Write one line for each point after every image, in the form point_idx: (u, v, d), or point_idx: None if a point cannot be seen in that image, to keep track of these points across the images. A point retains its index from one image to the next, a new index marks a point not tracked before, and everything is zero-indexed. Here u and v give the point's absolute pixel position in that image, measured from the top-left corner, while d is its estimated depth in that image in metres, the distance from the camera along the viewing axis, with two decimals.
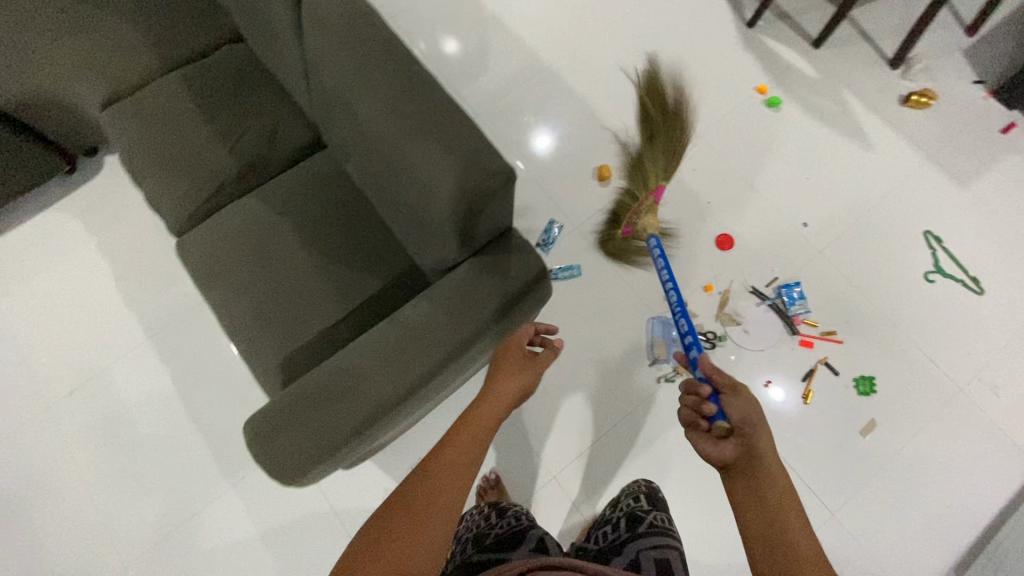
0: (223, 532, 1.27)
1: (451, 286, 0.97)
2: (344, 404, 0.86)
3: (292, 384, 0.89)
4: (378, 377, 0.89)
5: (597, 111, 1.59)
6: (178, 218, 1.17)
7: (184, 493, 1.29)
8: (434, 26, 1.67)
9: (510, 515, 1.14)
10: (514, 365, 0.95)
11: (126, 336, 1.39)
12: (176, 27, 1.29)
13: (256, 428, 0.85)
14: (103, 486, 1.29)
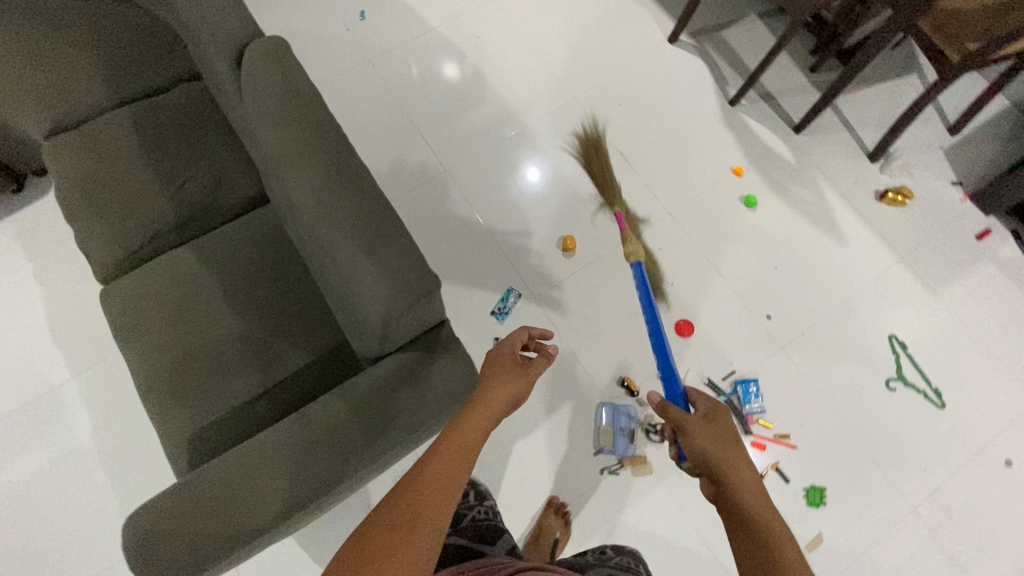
0: None
1: (369, 385, 0.92)
2: (231, 511, 0.84)
3: (194, 477, 0.88)
4: (278, 484, 0.86)
5: (573, 180, 1.62)
6: (107, 263, 1.17)
7: (91, 547, 1.29)
8: (418, 76, 1.72)
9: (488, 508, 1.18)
10: (506, 367, 0.96)
11: (52, 368, 1.41)
12: (134, 64, 1.32)
13: (148, 521, 0.84)
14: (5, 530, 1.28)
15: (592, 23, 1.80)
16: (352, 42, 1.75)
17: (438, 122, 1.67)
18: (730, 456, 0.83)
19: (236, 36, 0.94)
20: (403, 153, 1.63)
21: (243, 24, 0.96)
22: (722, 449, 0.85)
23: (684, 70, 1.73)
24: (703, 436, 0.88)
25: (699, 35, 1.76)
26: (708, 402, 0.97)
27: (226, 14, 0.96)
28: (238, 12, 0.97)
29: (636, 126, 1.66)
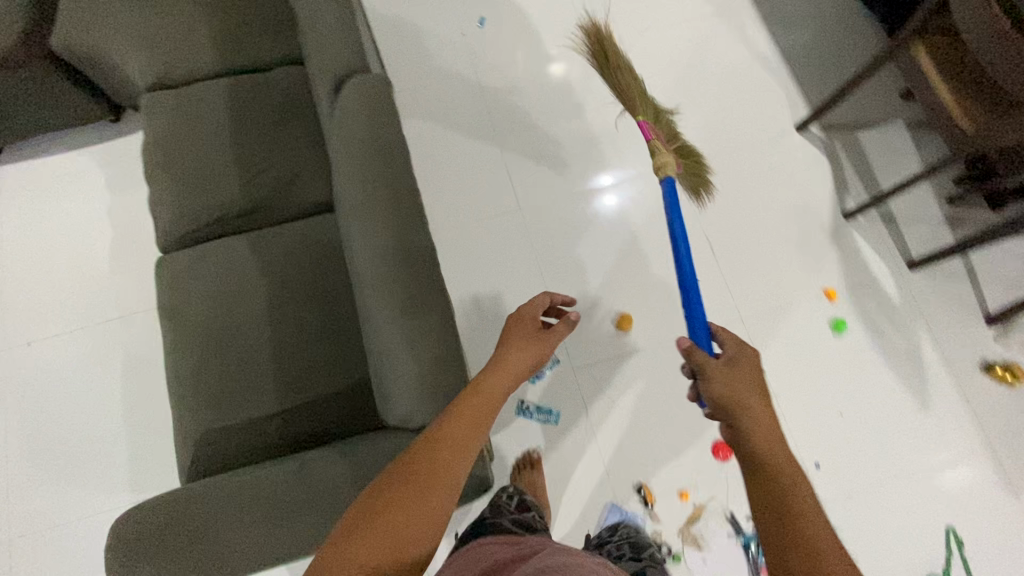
0: (98, 541, 1.26)
1: (375, 456, 0.89)
2: (213, 548, 0.83)
3: (181, 499, 0.88)
4: (258, 532, 0.84)
5: (649, 255, 1.52)
6: (169, 234, 1.17)
7: (82, 489, 1.30)
8: (521, 100, 1.64)
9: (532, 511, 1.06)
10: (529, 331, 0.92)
11: (101, 303, 1.44)
12: (245, 35, 1.30)
13: (131, 537, 0.84)
14: (17, 446, 1.33)
15: (717, 86, 1.65)
16: (463, 48, 1.69)
17: (526, 155, 1.60)
18: (752, 403, 0.76)
19: (338, 64, 0.88)
20: (483, 179, 1.57)
21: (349, 48, 0.89)
22: (745, 395, 0.77)
23: (804, 165, 1.56)
24: (727, 383, 0.80)
25: (832, 129, 1.58)
26: (736, 344, 0.87)
27: (335, 35, 0.90)
28: (347, 34, 0.90)
29: (733, 212, 1.52)
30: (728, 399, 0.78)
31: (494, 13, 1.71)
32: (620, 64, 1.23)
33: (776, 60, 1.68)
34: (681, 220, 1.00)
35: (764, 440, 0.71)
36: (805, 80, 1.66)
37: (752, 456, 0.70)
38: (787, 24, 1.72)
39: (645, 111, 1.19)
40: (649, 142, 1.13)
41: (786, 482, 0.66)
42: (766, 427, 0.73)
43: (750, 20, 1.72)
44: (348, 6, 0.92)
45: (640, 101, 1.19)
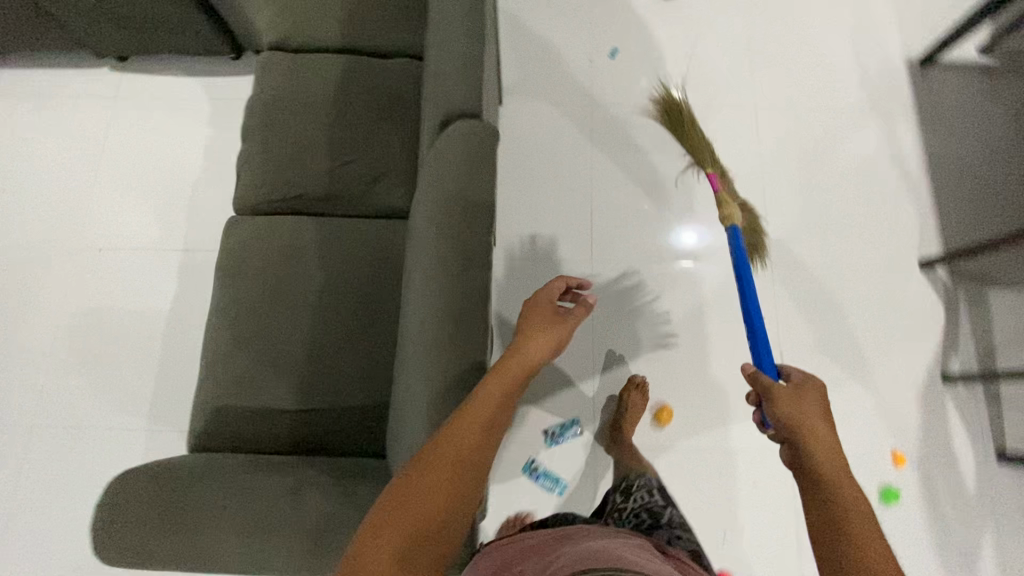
0: (108, 455, 1.32)
1: (360, 503, 0.84)
2: (185, 538, 0.82)
3: (167, 483, 0.87)
4: (226, 537, 0.82)
5: (712, 350, 1.40)
6: (247, 196, 1.17)
7: (107, 403, 1.35)
8: (630, 145, 1.53)
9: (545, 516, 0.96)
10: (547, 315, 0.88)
11: (172, 231, 1.48)
12: (374, 17, 1.26)
13: (117, 504, 0.85)
14: (64, 343, 1.40)
15: (843, 192, 1.48)
16: (586, 74, 1.59)
17: (616, 206, 1.49)
18: (816, 426, 0.76)
19: (451, 102, 0.82)
20: (562, 218, 1.48)
21: (468, 86, 0.82)
22: (808, 417, 0.77)
23: (916, 307, 1.39)
24: (792, 407, 0.80)
25: (959, 278, 1.40)
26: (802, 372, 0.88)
27: (457, 67, 0.84)
28: (468, 70, 0.83)
29: (817, 336, 1.38)
30: (795, 423, 0.77)
31: (628, 47, 1.60)
32: (689, 123, 1.29)
33: (920, 181, 1.49)
34: (745, 257, 1.04)
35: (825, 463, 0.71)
36: (947, 213, 1.47)
37: (815, 478, 0.70)
38: (946, 145, 1.52)
39: (714, 168, 1.21)
40: (716, 192, 1.13)
41: (845, 503, 0.67)
42: (829, 451, 0.73)
43: (905, 129, 1.53)
44: (478, 40, 0.84)
45: (709, 158, 1.22)
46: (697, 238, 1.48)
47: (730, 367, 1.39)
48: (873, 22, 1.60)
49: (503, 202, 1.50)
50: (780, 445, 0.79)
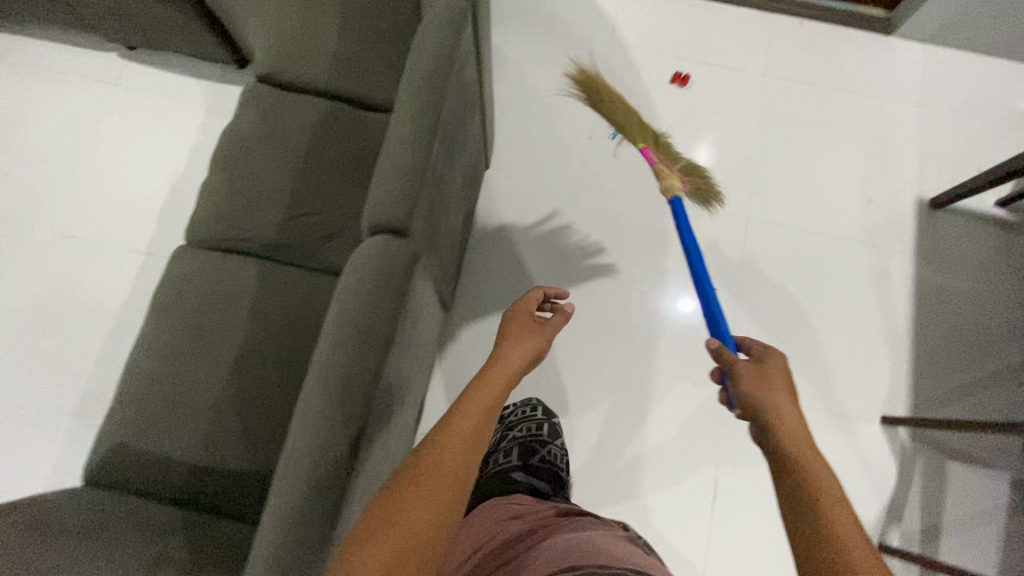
0: (29, 444, 1.33)
1: None
2: None
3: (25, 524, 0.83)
4: None
5: (648, 461, 1.36)
6: (199, 227, 1.15)
7: (40, 391, 1.36)
8: (612, 232, 1.50)
9: (552, 450, 1.25)
10: (525, 323, 0.93)
11: (140, 230, 1.48)
12: (366, 63, 1.23)
13: None
14: (14, 323, 1.41)
15: (820, 325, 1.42)
16: (585, 153, 1.56)
17: (585, 294, 1.46)
18: (776, 401, 0.78)
19: (381, 210, 0.78)
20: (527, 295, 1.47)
21: (401, 196, 0.78)
22: (771, 393, 0.79)
23: (868, 462, 1.32)
24: (759, 388, 0.81)
25: (921, 445, 1.33)
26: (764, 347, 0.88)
27: (396, 172, 0.79)
28: (403, 185, 0.78)
29: (755, 471, 1.34)
30: (757, 402, 0.80)
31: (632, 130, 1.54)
32: (615, 100, 1.23)
33: (904, 331, 1.42)
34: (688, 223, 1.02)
35: (791, 444, 0.74)
36: (923, 370, 1.39)
37: (780, 458, 0.73)
38: (940, 298, 1.44)
39: (646, 137, 1.19)
40: (654, 166, 1.14)
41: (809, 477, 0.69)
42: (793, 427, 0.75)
43: (900, 271, 1.46)
44: (423, 155, 0.80)
45: (640, 127, 1.19)
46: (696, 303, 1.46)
47: (663, 485, 1.34)
48: (891, 153, 1.53)
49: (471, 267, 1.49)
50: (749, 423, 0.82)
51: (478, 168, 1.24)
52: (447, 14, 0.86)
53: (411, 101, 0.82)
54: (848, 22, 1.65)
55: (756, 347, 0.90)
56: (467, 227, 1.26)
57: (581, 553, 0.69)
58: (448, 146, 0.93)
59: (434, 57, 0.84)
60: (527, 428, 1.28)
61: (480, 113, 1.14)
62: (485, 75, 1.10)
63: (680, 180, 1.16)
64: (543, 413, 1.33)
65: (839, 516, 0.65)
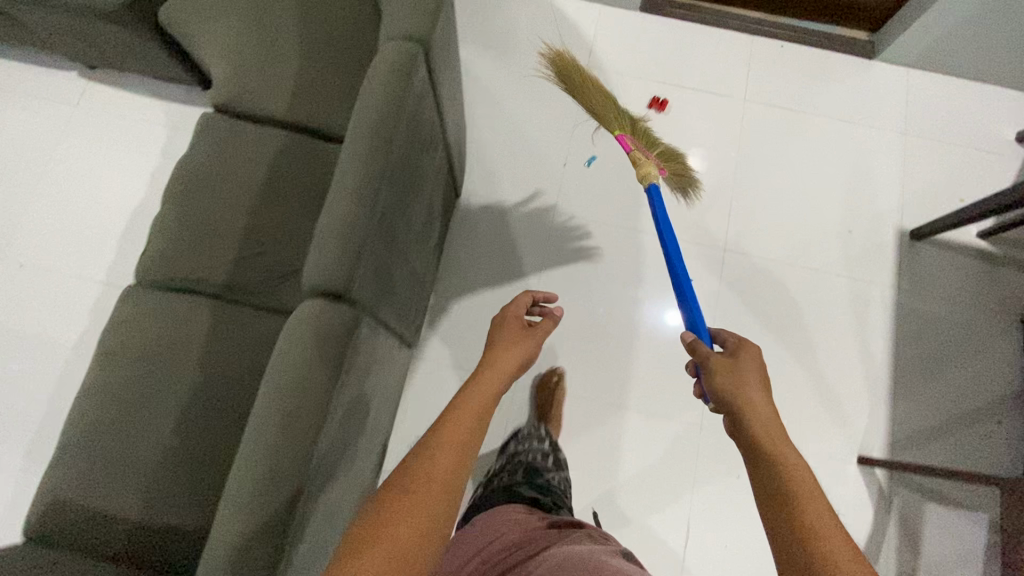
0: None
1: None
2: None
3: None
4: None
5: (618, 503, 1.33)
6: (149, 266, 1.10)
7: None
8: (586, 262, 1.46)
9: (559, 477, 1.18)
10: (516, 329, 0.98)
11: (99, 259, 1.43)
12: (326, 94, 1.18)
13: None
14: None
15: (797, 361, 1.38)
16: (558, 179, 1.51)
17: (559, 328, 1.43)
18: (748, 391, 0.81)
19: (318, 273, 0.74)
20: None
21: (339, 260, 0.74)
22: (743, 383, 0.82)
23: (844, 504, 1.29)
24: (730, 377, 0.83)
25: (898, 484, 1.30)
26: (738, 339, 0.92)
27: (335, 232, 0.75)
28: (342, 247, 0.74)
29: (729, 515, 1.31)
30: (731, 396, 0.81)
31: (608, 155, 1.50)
32: (589, 83, 1.16)
33: (883, 367, 1.38)
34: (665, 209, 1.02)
35: (766, 436, 0.75)
36: (901, 408, 1.36)
37: (753, 450, 0.75)
38: (919, 332, 1.41)
39: (623, 122, 1.14)
40: (629, 153, 1.10)
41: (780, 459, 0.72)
42: (763, 416, 0.78)
43: (880, 305, 1.42)
44: (365, 213, 0.76)
45: (615, 112, 1.13)
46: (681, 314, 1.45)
47: (634, 527, 1.31)
48: (872, 181, 1.50)
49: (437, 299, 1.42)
50: (721, 413, 0.84)
51: (441, 202, 1.20)
52: (394, 61, 0.81)
53: (354, 154, 0.78)
54: (830, 45, 1.61)
55: (733, 340, 0.93)
56: (431, 262, 1.22)
57: (575, 565, 0.67)
58: (399, 193, 0.88)
59: (380, 107, 0.80)
60: (533, 454, 1.22)
61: (441, 148, 1.09)
62: (446, 112, 1.05)
63: (657, 167, 1.11)
64: (549, 446, 1.25)
65: (816, 508, 0.66)
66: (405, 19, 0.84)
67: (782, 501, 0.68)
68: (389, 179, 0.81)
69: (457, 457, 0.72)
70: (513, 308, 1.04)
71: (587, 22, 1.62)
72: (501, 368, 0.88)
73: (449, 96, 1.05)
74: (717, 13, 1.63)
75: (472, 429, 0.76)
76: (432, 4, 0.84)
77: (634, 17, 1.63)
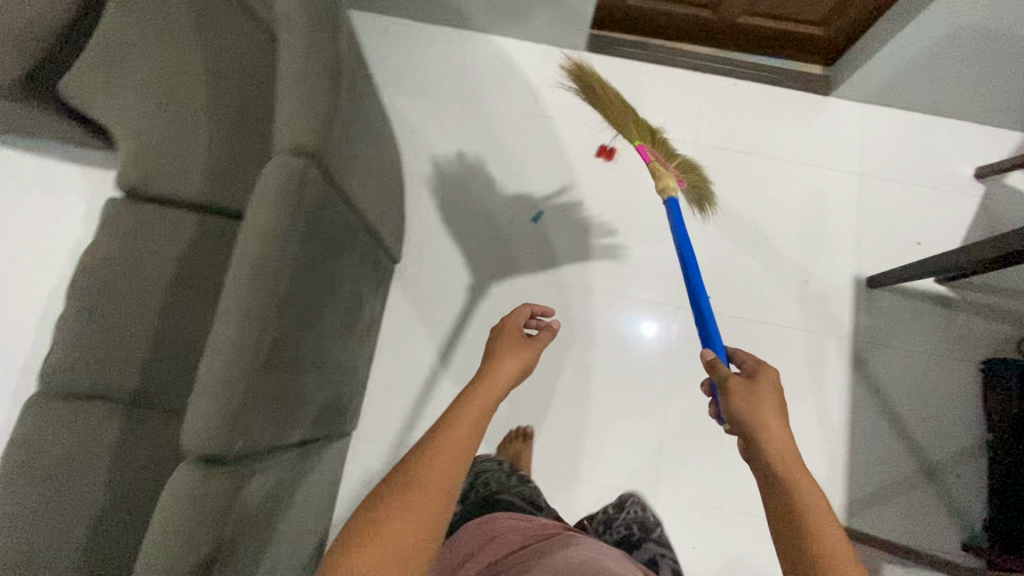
0: None
1: None
2: None
3: None
4: None
5: None
6: (51, 374, 1.03)
7: None
8: None
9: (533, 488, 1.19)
10: (516, 341, 0.97)
11: (17, 344, 1.35)
12: (242, 175, 1.12)
13: None
14: None
15: None
16: (504, 237, 1.45)
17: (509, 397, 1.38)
18: (764, 414, 0.79)
19: (194, 442, 0.66)
20: (441, 402, 1.35)
21: (217, 424, 0.66)
22: (759, 408, 0.80)
23: None
24: (748, 401, 0.81)
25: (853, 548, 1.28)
26: (756, 361, 0.90)
27: (212, 392, 0.67)
28: (223, 405, 0.67)
29: None
30: (747, 420, 0.80)
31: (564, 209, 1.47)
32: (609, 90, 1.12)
33: (838, 425, 1.35)
34: (685, 232, 0.99)
35: (778, 459, 0.75)
36: (856, 467, 1.34)
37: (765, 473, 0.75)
38: (874, 386, 1.38)
39: (643, 133, 1.10)
40: (649, 164, 1.07)
41: (793, 484, 0.72)
42: (780, 443, 0.77)
43: (836, 359, 1.39)
44: (249, 359, 0.69)
45: (634, 120, 1.10)
46: (658, 329, 1.43)
47: None
48: (826, 228, 1.46)
49: (375, 373, 1.35)
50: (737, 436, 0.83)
51: (371, 290, 1.16)
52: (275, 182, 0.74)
53: (233, 291, 0.70)
54: (783, 82, 1.55)
55: (750, 362, 0.91)
56: (361, 347, 1.15)
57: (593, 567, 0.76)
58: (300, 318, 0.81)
59: (263, 235, 0.72)
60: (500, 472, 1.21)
61: (357, 240, 1.00)
62: (359, 204, 0.97)
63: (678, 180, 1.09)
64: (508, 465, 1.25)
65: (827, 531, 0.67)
66: (289, 130, 0.77)
67: (792, 517, 0.69)
68: (280, 311, 0.74)
69: (449, 469, 0.70)
70: (514, 320, 1.04)
71: (531, 66, 1.55)
72: (501, 381, 0.85)
73: (360, 186, 0.97)
74: (667, 51, 1.57)
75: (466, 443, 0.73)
76: (319, 115, 0.77)
77: (583, 58, 1.56)
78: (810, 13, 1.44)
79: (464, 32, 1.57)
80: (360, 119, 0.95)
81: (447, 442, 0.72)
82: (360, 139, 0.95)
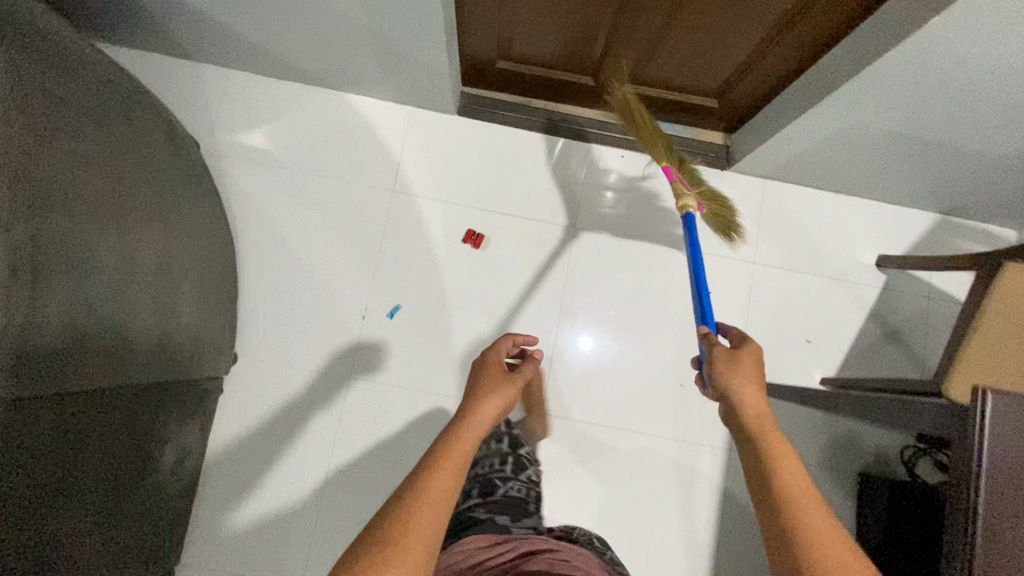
0: None
1: None
2: None
3: None
4: None
5: None
6: None
7: None
8: (386, 433, 1.28)
9: (521, 484, 1.10)
10: (498, 371, 0.99)
11: None
12: None
13: None
14: None
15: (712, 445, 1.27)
16: (357, 333, 1.32)
17: (350, 513, 1.25)
18: (736, 378, 0.85)
19: None
20: (275, 523, 1.24)
21: None
22: (739, 377, 0.84)
23: None
24: (723, 367, 0.87)
25: None
26: (741, 336, 0.94)
27: None
28: None
29: None
30: (726, 387, 0.84)
31: (429, 297, 1.34)
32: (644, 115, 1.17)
33: (705, 546, 1.27)
34: (698, 243, 1.06)
35: (754, 421, 0.79)
36: None
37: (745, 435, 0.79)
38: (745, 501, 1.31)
39: (669, 156, 1.15)
40: (670, 183, 1.12)
41: (775, 455, 0.73)
42: (755, 406, 0.81)
43: (708, 472, 1.31)
44: None
45: (665, 145, 1.15)
46: (595, 346, 1.35)
47: None
48: None
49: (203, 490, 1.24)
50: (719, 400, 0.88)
51: (184, 426, 1.13)
52: None
53: None
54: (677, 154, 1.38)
55: (738, 335, 0.96)
56: (166, 491, 1.10)
57: None
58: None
59: None
60: (489, 462, 1.13)
61: (110, 412, 0.92)
62: (97, 381, 0.88)
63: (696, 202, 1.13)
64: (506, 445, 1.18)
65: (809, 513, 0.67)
66: None
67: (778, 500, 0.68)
68: None
69: (442, 500, 0.69)
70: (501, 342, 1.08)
71: (395, 132, 1.38)
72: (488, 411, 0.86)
73: (95, 363, 0.87)
74: (549, 116, 1.40)
75: (457, 479, 0.72)
76: None
77: (454, 122, 1.38)
78: (701, 84, 1.27)
79: (320, 92, 1.38)
80: (83, 295, 0.83)
81: (435, 479, 0.70)
82: (89, 315, 0.85)
